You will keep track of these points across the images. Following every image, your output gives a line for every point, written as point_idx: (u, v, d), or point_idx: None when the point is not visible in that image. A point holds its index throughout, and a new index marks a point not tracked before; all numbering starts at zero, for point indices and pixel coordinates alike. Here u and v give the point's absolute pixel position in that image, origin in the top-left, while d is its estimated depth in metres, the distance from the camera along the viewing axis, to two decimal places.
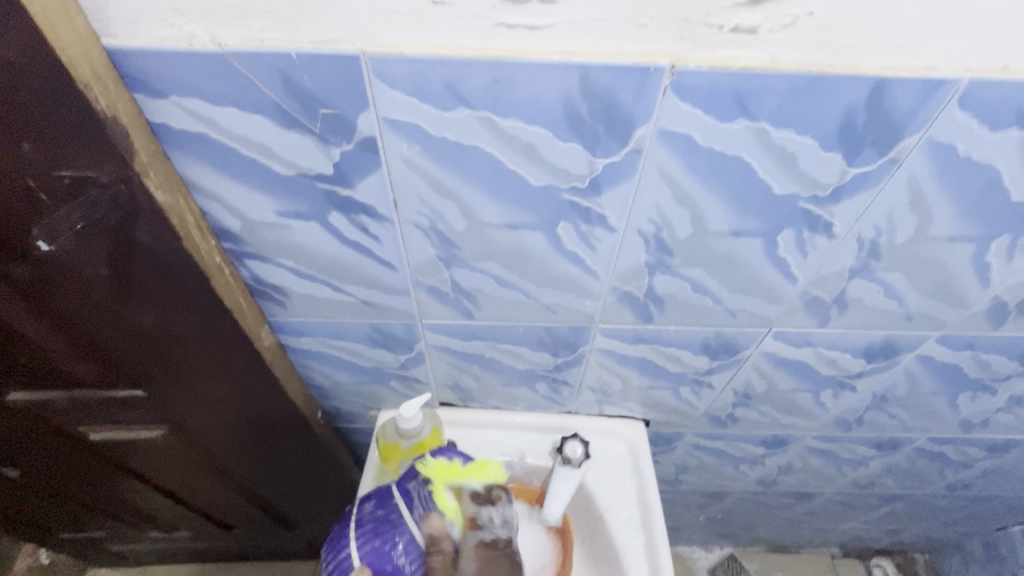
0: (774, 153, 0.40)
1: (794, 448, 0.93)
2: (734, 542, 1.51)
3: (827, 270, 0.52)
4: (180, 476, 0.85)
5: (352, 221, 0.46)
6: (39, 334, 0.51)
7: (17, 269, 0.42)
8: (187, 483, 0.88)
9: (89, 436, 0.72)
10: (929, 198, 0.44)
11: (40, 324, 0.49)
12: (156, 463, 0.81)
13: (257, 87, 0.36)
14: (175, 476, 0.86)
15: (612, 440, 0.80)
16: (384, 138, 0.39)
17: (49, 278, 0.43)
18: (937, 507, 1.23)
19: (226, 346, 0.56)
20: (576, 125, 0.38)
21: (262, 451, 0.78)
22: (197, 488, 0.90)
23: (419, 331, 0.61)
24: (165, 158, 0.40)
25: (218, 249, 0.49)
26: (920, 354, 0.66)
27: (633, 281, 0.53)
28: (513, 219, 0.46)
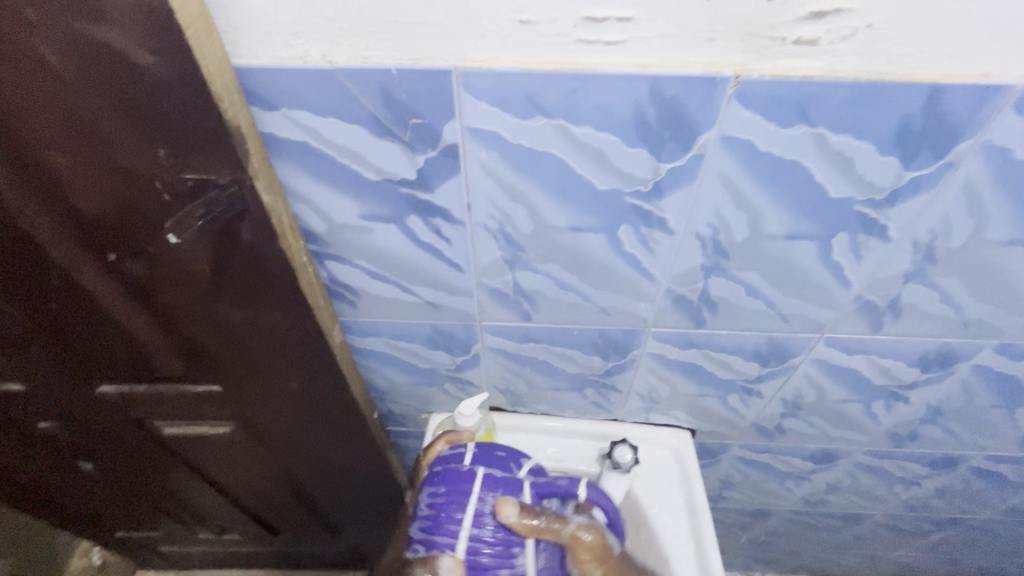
0: (832, 158, 0.42)
1: (843, 464, 0.92)
2: (777, 568, 1.46)
3: (881, 274, 0.53)
4: (239, 475, 0.89)
5: (428, 224, 0.50)
6: (140, 324, 0.56)
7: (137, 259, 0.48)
8: (244, 483, 0.92)
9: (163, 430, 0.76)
10: (985, 202, 0.46)
11: (143, 313, 0.54)
12: (218, 461, 0.85)
13: (358, 100, 0.41)
14: (234, 475, 0.89)
15: (658, 449, 0.80)
16: (465, 145, 0.43)
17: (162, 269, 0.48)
18: (995, 536, 1.17)
19: (302, 343, 0.59)
20: (644, 132, 0.41)
21: (320, 453, 0.81)
22: (253, 489, 0.94)
23: (477, 333, 0.64)
24: (271, 164, 0.45)
25: (306, 251, 0.53)
26: (977, 363, 0.66)
27: (688, 284, 0.55)
28: (577, 222, 0.49)
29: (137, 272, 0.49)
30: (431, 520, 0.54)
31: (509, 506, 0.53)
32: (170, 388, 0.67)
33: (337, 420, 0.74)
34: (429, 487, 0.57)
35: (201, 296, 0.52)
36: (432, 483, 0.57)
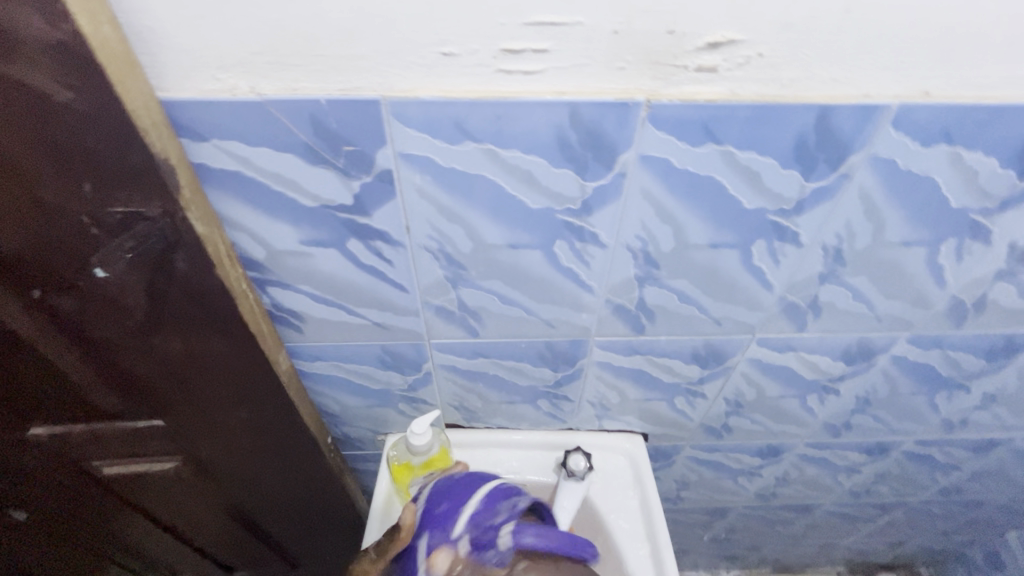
0: (741, 172, 0.46)
1: (788, 457, 0.97)
2: (740, 564, 1.50)
3: (799, 277, 0.57)
4: (188, 513, 0.85)
5: (368, 247, 0.51)
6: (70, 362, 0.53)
7: (62, 297, 0.46)
8: (195, 520, 0.87)
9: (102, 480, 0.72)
10: (880, 208, 0.50)
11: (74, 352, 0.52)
12: (165, 501, 0.81)
13: (290, 129, 0.42)
14: (183, 513, 0.85)
15: (613, 455, 0.83)
16: (399, 170, 0.44)
17: (92, 305, 0.47)
18: (933, 515, 1.25)
19: (247, 371, 0.59)
20: (568, 153, 0.44)
21: (274, 482, 0.79)
22: (205, 525, 0.90)
23: (427, 351, 0.65)
24: (204, 194, 0.45)
25: (245, 277, 0.53)
26: (894, 354, 0.71)
27: (625, 294, 0.58)
28: (514, 239, 0.51)
29: (63, 309, 0.47)
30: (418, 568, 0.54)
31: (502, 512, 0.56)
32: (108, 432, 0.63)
33: (288, 446, 0.73)
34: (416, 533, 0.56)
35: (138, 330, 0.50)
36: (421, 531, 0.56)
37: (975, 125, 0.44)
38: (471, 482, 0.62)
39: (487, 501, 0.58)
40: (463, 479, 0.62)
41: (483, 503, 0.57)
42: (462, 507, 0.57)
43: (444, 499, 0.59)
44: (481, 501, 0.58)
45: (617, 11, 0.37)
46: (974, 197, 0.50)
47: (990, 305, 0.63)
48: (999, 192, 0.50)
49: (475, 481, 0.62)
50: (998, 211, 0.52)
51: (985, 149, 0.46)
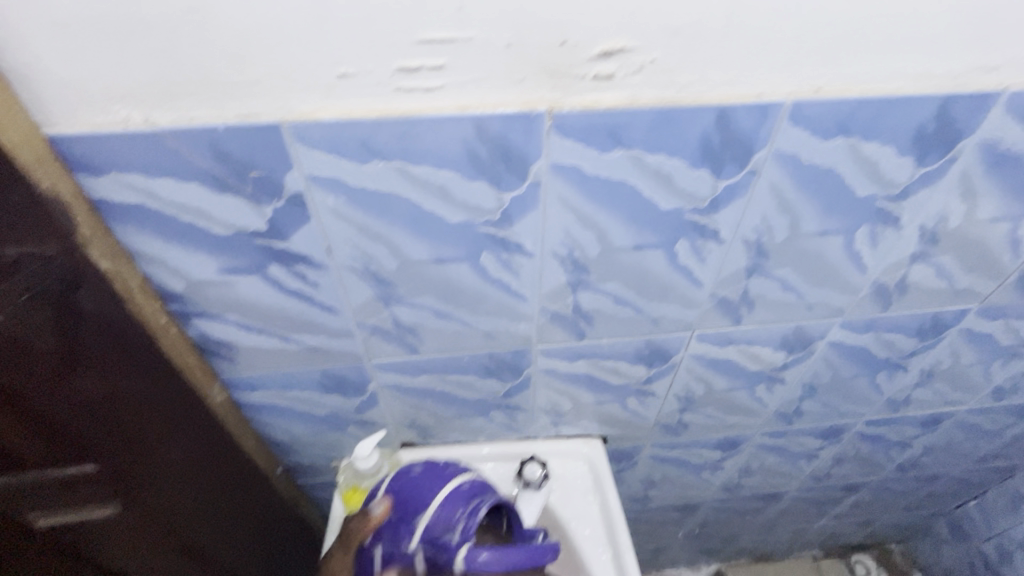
0: (653, 174, 0.47)
1: (747, 447, 0.98)
2: (719, 557, 1.51)
3: (726, 272, 0.58)
4: None
5: (291, 272, 0.50)
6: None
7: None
8: None
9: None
10: (793, 201, 0.52)
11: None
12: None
13: (190, 158, 0.41)
14: None
15: (572, 460, 0.83)
16: (311, 192, 0.44)
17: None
18: (895, 492, 1.28)
19: (177, 404, 0.58)
20: (479, 165, 0.44)
21: (237, 532, 0.72)
22: None
23: (369, 372, 0.64)
24: (107, 229, 0.44)
25: (164, 311, 0.53)
26: (831, 340, 0.73)
27: (560, 301, 0.58)
28: (439, 254, 0.51)
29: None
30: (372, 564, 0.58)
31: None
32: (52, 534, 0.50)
33: (233, 487, 0.70)
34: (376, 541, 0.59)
35: (52, 381, 0.45)
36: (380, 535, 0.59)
37: (868, 118, 0.46)
38: (446, 471, 0.63)
39: (440, 517, 0.57)
40: (423, 477, 0.62)
41: (440, 516, 0.57)
42: (416, 520, 0.58)
43: (397, 505, 0.60)
44: (438, 511, 0.58)
45: (507, 25, 0.37)
46: (880, 185, 0.52)
47: (912, 287, 0.66)
48: (902, 179, 0.52)
49: (438, 484, 0.61)
50: (903, 196, 0.54)
51: (881, 139, 0.48)
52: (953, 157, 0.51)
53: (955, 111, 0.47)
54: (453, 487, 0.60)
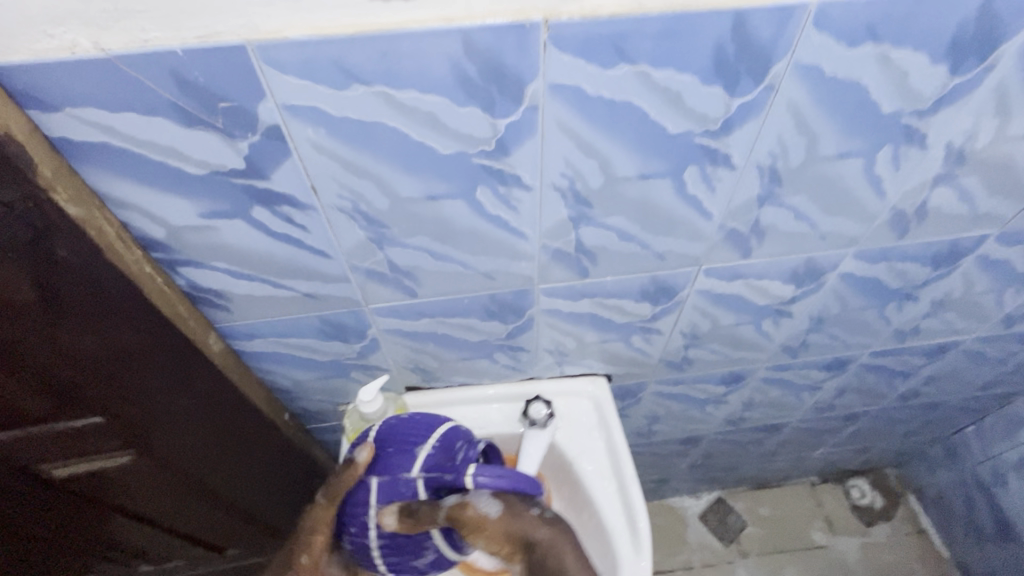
0: (660, 93, 0.43)
1: (751, 381, 0.98)
2: (720, 485, 1.56)
3: (737, 201, 0.55)
4: (190, 503, 0.84)
5: (276, 214, 0.48)
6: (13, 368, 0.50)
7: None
8: (182, 509, 0.86)
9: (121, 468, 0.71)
10: (811, 120, 0.48)
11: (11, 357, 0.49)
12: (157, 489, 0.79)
13: (152, 89, 0.37)
14: (180, 504, 0.84)
15: (577, 398, 0.83)
16: (288, 124, 0.41)
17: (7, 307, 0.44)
18: (895, 420, 1.30)
19: (176, 356, 0.56)
20: (469, 88, 0.40)
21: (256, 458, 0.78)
22: (202, 515, 0.90)
23: (368, 317, 0.63)
24: (71, 171, 0.41)
25: (148, 260, 0.50)
26: (842, 272, 0.71)
27: (561, 237, 0.56)
28: (432, 190, 0.48)
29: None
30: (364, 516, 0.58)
31: (387, 514, 0.56)
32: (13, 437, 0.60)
33: (237, 432, 0.72)
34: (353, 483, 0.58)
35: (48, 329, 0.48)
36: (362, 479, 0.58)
37: (901, 21, 0.41)
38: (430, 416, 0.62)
39: (440, 451, 0.58)
40: (417, 416, 0.61)
41: (438, 453, 0.58)
42: (418, 450, 0.58)
43: (393, 439, 0.59)
44: (438, 445, 0.58)
45: None
46: (907, 100, 0.48)
47: (932, 212, 0.63)
48: (932, 93, 0.48)
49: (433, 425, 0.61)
50: (931, 111, 0.50)
51: (913, 45, 0.43)
52: (990, 65, 0.46)
53: (997, 11, 0.42)
54: (449, 427, 0.61)
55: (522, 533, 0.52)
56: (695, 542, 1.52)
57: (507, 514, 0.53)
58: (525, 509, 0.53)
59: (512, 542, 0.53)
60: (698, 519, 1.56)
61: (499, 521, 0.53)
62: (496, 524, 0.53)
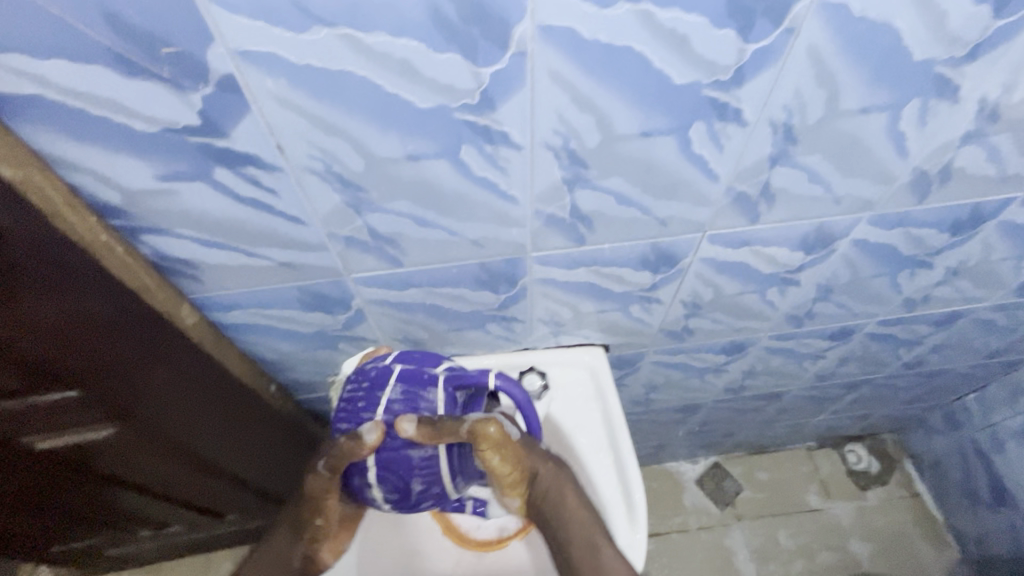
0: (665, 37, 0.38)
1: (753, 351, 0.96)
2: (718, 450, 1.56)
3: (747, 162, 0.51)
4: (184, 472, 0.84)
5: (241, 175, 0.43)
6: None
7: None
8: (176, 478, 0.86)
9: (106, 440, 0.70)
10: (833, 69, 0.43)
11: None
12: (148, 460, 0.78)
13: (83, 31, 0.33)
14: (173, 472, 0.84)
15: (574, 368, 0.80)
16: (244, 74, 0.36)
17: None
18: (896, 388, 1.29)
19: (147, 328, 0.53)
20: (447, 30, 0.35)
21: (245, 428, 0.77)
22: (198, 483, 0.90)
23: (351, 287, 0.59)
24: (3, 129, 0.37)
25: (104, 227, 0.46)
26: (855, 238, 0.67)
27: (555, 202, 0.51)
28: (411, 149, 0.43)
29: None
30: (364, 404, 0.53)
31: (407, 423, 0.50)
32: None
33: (223, 404, 0.70)
34: (363, 374, 0.55)
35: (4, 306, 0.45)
36: (373, 371, 0.55)
37: None
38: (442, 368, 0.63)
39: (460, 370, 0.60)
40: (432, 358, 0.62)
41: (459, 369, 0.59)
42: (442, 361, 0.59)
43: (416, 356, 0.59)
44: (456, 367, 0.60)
45: None
46: (942, 45, 0.43)
47: (957, 173, 0.58)
48: (971, 36, 0.42)
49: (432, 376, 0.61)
50: (967, 59, 0.44)
51: None
52: None
53: None
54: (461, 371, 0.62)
55: (534, 467, 0.58)
56: (691, 506, 1.53)
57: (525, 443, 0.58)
58: (535, 446, 0.59)
59: (523, 471, 0.57)
60: (694, 483, 1.57)
61: (517, 450, 0.56)
62: (516, 450, 0.56)
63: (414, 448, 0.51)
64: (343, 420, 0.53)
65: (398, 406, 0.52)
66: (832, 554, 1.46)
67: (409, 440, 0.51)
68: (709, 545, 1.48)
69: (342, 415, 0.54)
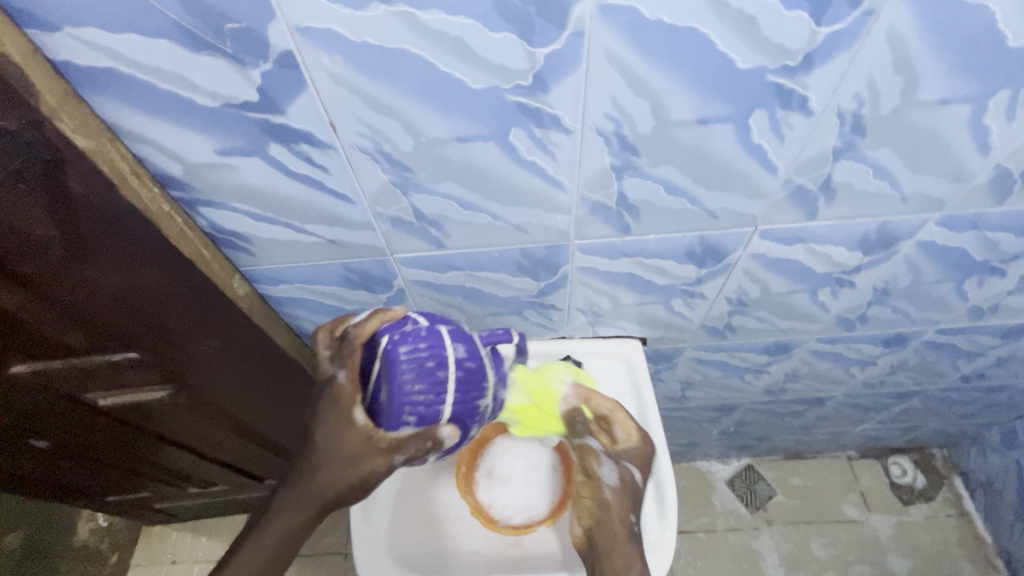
0: (730, 19, 0.36)
1: (798, 353, 0.92)
2: (751, 452, 1.53)
3: (808, 154, 0.48)
4: (225, 434, 0.88)
5: (295, 152, 0.44)
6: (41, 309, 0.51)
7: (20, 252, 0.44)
8: (220, 440, 0.90)
9: (159, 399, 0.74)
10: (914, 56, 0.40)
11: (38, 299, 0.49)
12: (196, 422, 0.82)
13: (154, 7, 0.34)
14: (217, 434, 0.88)
15: (609, 360, 0.79)
16: (302, 51, 0.36)
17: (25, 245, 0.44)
18: (950, 401, 1.22)
19: (201, 299, 0.56)
20: (505, 9, 0.34)
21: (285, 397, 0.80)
22: (239, 447, 0.94)
23: (394, 268, 0.60)
24: (78, 100, 0.39)
25: (166, 198, 0.48)
26: (920, 240, 0.63)
27: (602, 189, 0.50)
28: (460, 130, 0.43)
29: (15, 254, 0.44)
30: (434, 364, 0.45)
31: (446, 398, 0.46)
32: (43, 364, 0.61)
33: (268, 375, 0.73)
34: (408, 334, 0.46)
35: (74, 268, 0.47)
36: (420, 330, 0.46)
37: None
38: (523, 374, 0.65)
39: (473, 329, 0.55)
40: None
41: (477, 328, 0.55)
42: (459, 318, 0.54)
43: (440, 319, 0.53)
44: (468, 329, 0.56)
45: None
46: None
47: None
48: None
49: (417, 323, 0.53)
50: None
51: None
52: None
53: None
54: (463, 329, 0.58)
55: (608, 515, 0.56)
56: (720, 507, 1.51)
57: (621, 493, 0.56)
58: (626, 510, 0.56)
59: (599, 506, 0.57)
60: (725, 484, 1.54)
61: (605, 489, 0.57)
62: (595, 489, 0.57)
63: (480, 397, 0.48)
64: (415, 383, 0.44)
65: (469, 362, 0.47)
66: (867, 568, 1.41)
67: (475, 392, 0.47)
68: (737, 547, 1.45)
69: (405, 375, 0.44)
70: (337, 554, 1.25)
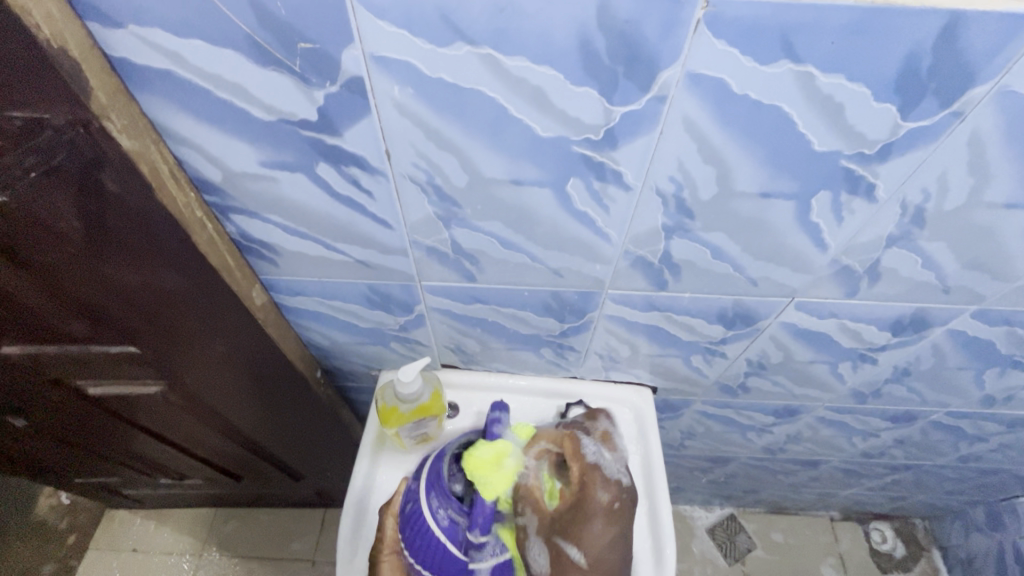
0: (818, 104, 0.35)
1: (804, 418, 0.91)
2: (735, 503, 1.50)
3: (863, 237, 0.47)
4: (212, 433, 0.84)
5: (343, 174, 0.42)
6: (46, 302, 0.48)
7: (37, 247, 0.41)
8: (205, 438, 0.87)
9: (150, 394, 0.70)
10: (991, 161, 0.39)
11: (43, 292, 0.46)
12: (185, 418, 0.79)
13: (227, 17, 0.32)
14: (204, 432, 0.84)
15: (618, 407, 0.77)
16: (372, 78, 0.35)
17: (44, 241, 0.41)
18: (943, 477, 1.21)
19: (217, 306, 0.53)
20: (591, 65, 0.33)
21: (281, 406, 0.77)
22: (223, 446, 0.90)
23: (418, 293, 0.58)
24: (128, 98, 0.37)
25: (200, 203, 0.46)
26: (951, 328, 0.62)
27: (648, 245, 0.49)
28: (518, 173, 0.41)
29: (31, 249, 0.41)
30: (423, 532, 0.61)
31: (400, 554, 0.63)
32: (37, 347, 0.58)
33: (269, 384, 0.70)
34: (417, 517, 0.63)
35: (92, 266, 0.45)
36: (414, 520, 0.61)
37: None
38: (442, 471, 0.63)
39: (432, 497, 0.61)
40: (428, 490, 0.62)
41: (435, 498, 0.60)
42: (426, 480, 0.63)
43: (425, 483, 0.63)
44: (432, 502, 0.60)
45: None
46: None
47: None
48: None
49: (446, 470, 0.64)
50: None
51: None
52: None
53: None
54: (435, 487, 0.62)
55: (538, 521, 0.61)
56: (698, 554, 1.48)
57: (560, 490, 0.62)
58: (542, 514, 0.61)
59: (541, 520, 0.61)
60: (705, 531, 1.52)
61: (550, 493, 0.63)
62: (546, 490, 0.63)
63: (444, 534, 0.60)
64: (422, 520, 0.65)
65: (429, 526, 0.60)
66: None
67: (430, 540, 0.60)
68: None
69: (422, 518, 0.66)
70: (302, 561, 1.21)
